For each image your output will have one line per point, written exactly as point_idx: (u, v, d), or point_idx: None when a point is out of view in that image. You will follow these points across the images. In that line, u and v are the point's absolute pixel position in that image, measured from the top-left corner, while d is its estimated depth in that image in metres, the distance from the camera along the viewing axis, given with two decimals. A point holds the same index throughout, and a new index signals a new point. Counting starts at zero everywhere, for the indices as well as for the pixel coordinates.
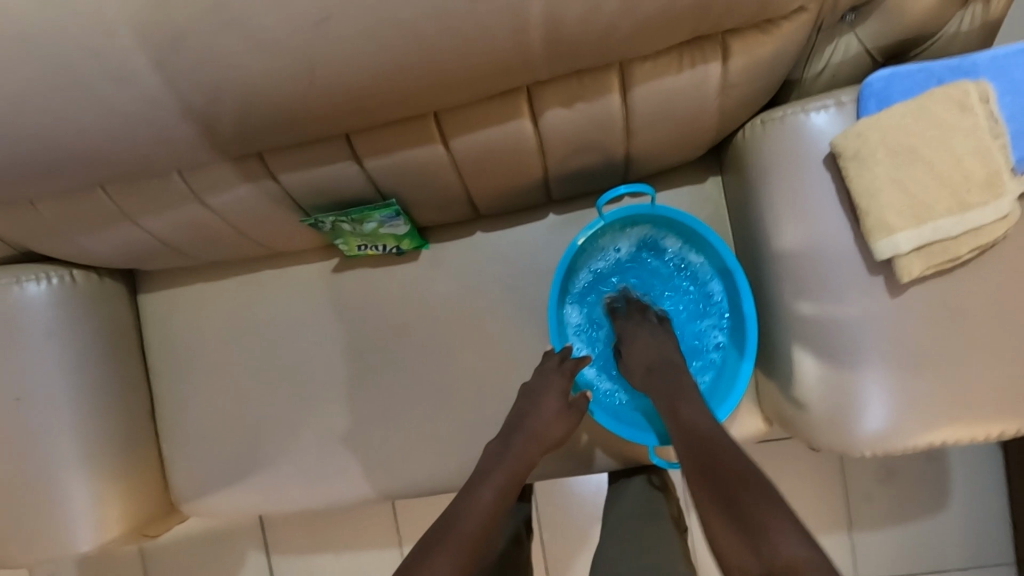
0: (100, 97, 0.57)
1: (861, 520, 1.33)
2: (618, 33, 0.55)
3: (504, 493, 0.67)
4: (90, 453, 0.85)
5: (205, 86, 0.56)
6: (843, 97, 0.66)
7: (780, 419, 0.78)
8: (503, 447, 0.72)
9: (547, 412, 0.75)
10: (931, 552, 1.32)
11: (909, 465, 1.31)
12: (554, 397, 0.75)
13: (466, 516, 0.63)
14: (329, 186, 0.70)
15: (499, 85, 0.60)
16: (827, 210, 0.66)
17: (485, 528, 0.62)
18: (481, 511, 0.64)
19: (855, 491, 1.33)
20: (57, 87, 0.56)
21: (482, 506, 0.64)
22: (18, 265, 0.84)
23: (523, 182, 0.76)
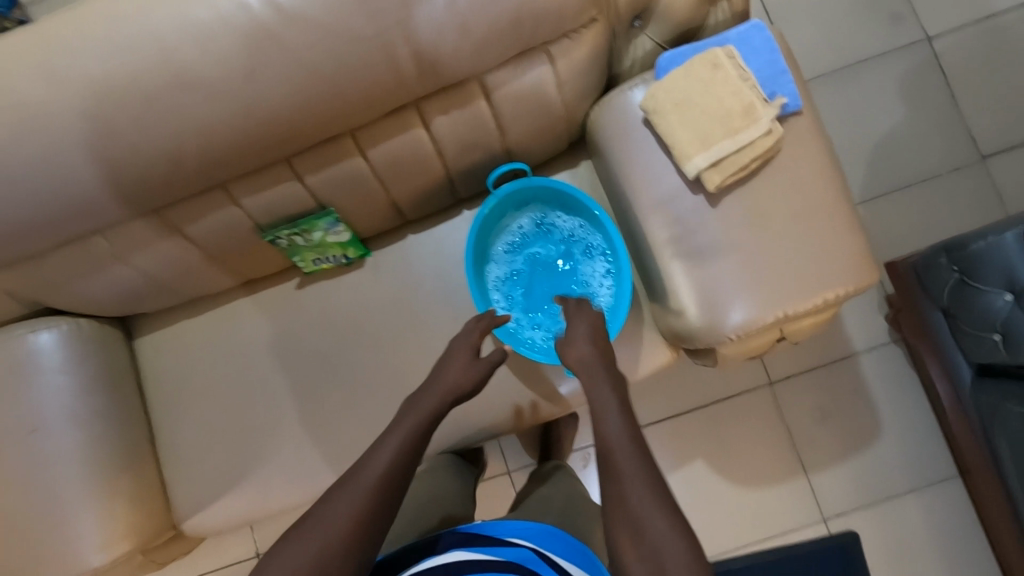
0: (94, 153, 0.77)
1: (812, 462, 1.44)
2: (466, 51, 0.78)
3: (407, 443, 0.80)
4: (100, 473, 0.98)
5: (178, 131, 0.77)
6: (647, 78, 0.91)
7: (673, 336, 0.96)
8: (413, 403, 0.84)
9: (456, 367, 0.86)
10: (880, 479, 1.43)
11: (841, 403, 1.45)
12: (460, 354, 0.87)
13: (366, 469, 0.77)
14: (278, 205, 0.91)
15: (393, 103, 0.83)
16: (654, 157, 0.89)
17: (385, 479, 0.76)
18: (383, 465, 0.77)
19: (800, 435, 1.46)
20: (61, 148, 0.76)
21: (384, 459, 0.78)
22: (31, 321, 1.01)
23: (434, 184, 0.97)
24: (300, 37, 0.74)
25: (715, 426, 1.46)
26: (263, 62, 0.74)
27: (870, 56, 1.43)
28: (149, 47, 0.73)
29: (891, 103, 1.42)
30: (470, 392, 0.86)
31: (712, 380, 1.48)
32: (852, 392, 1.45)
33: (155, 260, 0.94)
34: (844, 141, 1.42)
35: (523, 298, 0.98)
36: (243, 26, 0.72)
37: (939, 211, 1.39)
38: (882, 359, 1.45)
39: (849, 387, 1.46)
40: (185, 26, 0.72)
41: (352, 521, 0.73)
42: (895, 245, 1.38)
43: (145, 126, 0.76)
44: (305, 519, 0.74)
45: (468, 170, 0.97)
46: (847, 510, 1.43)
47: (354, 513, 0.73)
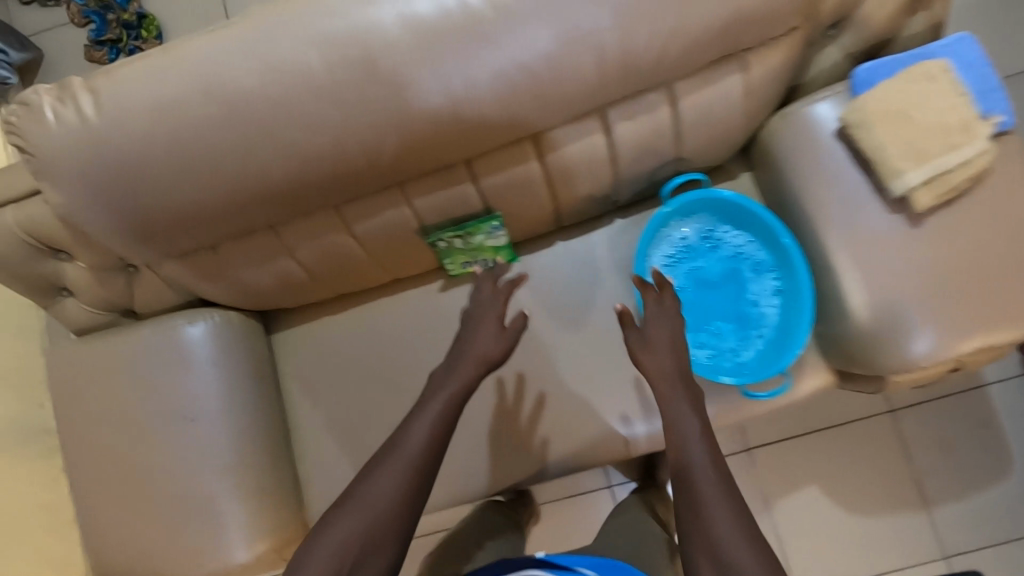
0: (289, 148, 0.76)
1: (933, 495, 1.38)
2: (670, 54, 0.76)
3: (443, 415, 0.80)
4: (245, 469, 0.97)
5: (376, 126, 0.76)
6: (840, 88, 0.86)
7: (845, 358, 0.91)
8: (448, 370, 0.84)
9: (487, 336, 0.86)
10: (1007, 518, 1.36)
11: (966, 435, 1.38)
12: (488, 323, 0.88)
13: (405, 444, 0.77)
14: (448, 207, 0.89)
15: (584, 107, 0.81)
16: (846, 172, 0.85)
17: (424, 451, 0.77)
18: (420, 439, 0.78)
19: (920, 466, 1.39)
20: (258, 140, 0.75)
21: (422, 431, 0.79)
22: (180, 312, 1.00)
23: (598, 190, 0.94)
24: (510, 36, 0.72)
25: (830, 454, 1.41)
26: (472, 61, 0.73)
27: None
28: (365, 41, 0.72)
29: None
30: (498, 362, 0.86)
31: (830, 405, 1.43)
32: (980, 427, 1.39)
33: (317, 255, 0.93)
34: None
35: (683, 312, 0.95)
36: (459, 23, 0.72)
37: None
38: (1012, 392, 1.38)
39: (976, 422, 1.39)
40: (403, 20, 0.72)
41: (398, 497, 0.74)
42: None
43: (346, 120, 0.75)
44: (347, 496, 0.74)
45: (633, 179, 0.94)
46: (971, 548, 1.36)
47: (399, 488, 0.74)
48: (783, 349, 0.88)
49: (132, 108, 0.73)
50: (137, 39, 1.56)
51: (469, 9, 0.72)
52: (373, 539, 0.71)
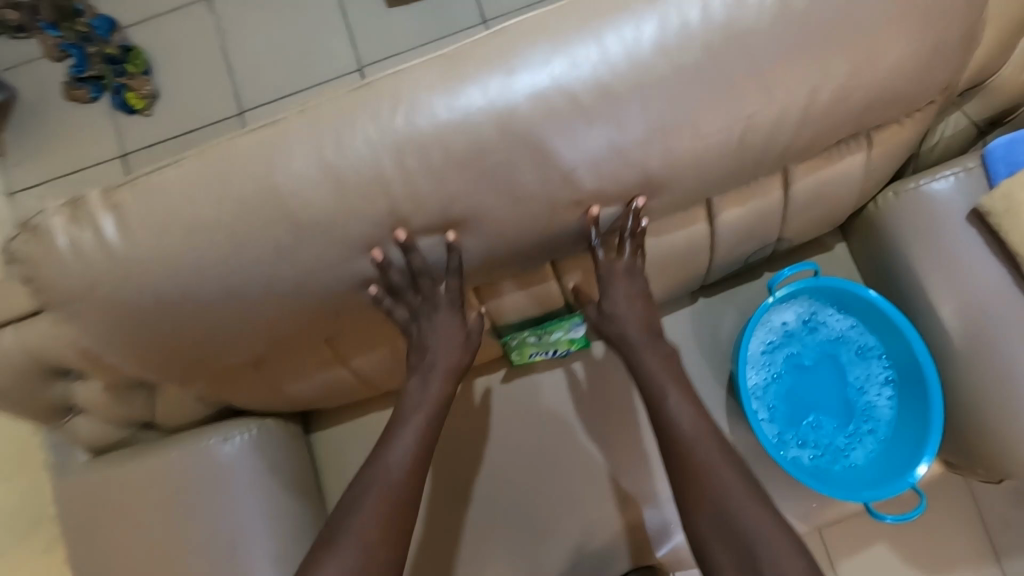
0: (354, 261, 0.64)
1: None
2: (798, 139, 0.66)
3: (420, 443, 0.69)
4: None
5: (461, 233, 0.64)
6: (968, 163, 0.77)
7: (968, 458, 0.83)
8: (423, 387, 0.72)
9: (447, 339, 0.72)
10: None
11: None
12: (445, 327, 0.71)
13: (383, 471, 0.66)
14: (528, 306, 0.78)
15: (693, 198, 0.70)
16: (978, 258, 0.76)
17: (410, 480, 0.66)
18: (400, 466, 0.67)
19: None
20: (319, 255, 0.63)
21: (399, 459, 0.67)
22: (213, 425, 0.87)
23: (691, 276, 0.83)
24: (623, 129, 0.60)
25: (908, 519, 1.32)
26: (579, 158, 0.61)
27: None
28: (453, 142, 0.59)
29: None
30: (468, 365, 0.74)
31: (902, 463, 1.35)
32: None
33: (375, 363, 0.84)
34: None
35: (786, 406, 0.85)
36: (563, 116, 0.59)
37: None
38: None
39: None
40: (498, 116, 0.59)
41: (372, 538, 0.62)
42: None
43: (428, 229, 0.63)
44: (324, 545, 0.63)
45: (729, 263, 0.83)
46: None
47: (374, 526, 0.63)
48: (905, 452, 0.80)
49: (175, 229, 0.61)
50: (123, 75, 1.17)
51: (576, 100, 0.59)
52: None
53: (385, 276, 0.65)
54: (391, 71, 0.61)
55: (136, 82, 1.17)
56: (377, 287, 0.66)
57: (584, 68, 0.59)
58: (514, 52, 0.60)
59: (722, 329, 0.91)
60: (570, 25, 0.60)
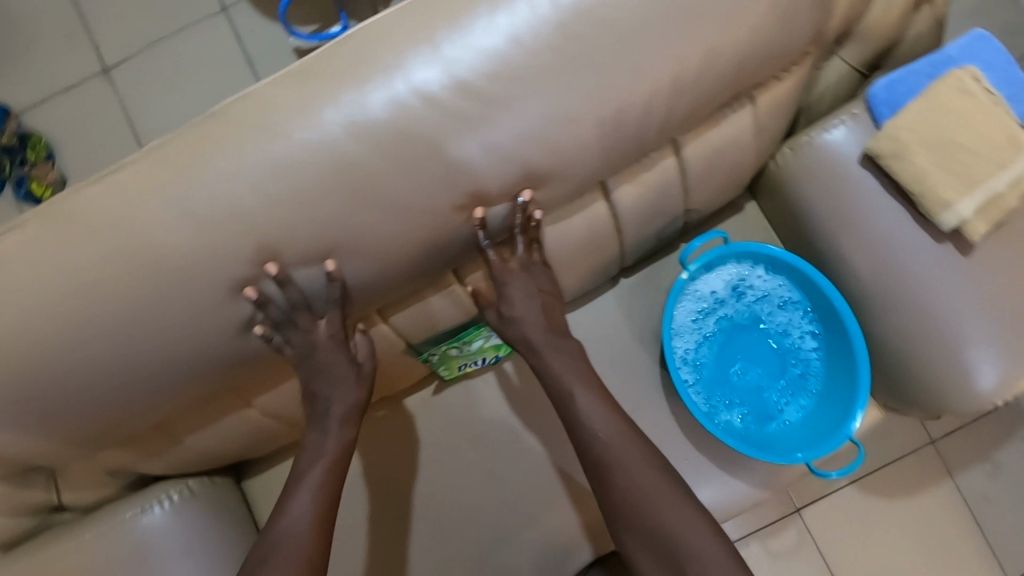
0: (228, 301, 0.59)
1: (988, 521, 1.29)
2: (677, 110, 0.64)
3: (326, 488, 0.68)
4: None
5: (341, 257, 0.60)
6: (854, 110, 0.76)
7: (902, 400, 0.83)
8: (321, 434, 0.71)
9: (339, 377, 0.70)
10: None
11: (1012, 455, 1.31)
12: (336, 365, 0.69)
13: (286, 529, 0.64)
14: (438, 318, 0.74)
15: (583, 185, 0.67)
16: (879, 201, 0.75)
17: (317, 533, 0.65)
18: (303, 517, 0.65)
19: (972, 492, 1.31)
20: (187, 300, 0.58)
21: (300, 511, 0.66)
22: (131, 499, 0.80)
23: (604, 261, 0.81)
24: (489, 124, 0.57)
25: (876, 468, 1.32)
26: (450, 159, 0.58)
27: None
28: (312, 166, 0.55)
29: None
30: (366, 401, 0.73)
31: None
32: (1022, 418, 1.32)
33: (285, 400, 0.75)
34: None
35: (717, 377, 0.85)
36: (424, 119, 0.56)
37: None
38: None
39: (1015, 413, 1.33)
40: (357, 130, 0.55)
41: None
42: None
43: (305, 258, 0.59)
44: None
45: (641, 242, 0.82)
46: None
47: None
48: (836, 406, 0.81)
49: (23, 294, 0.56)
50: (25, 164, 1.19)
51: (437, 103, 0.56)
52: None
53: (266, 314, 0.62)
54: (237, 96, 0.57)
55: (40, 170, 1.19)
56: (262, 326, 0.62)
57: (440, 68, 0.56)
58: (364, 60, 0.56)
59: (649, 309, 0.90)
60: (419, 24, 0.56)
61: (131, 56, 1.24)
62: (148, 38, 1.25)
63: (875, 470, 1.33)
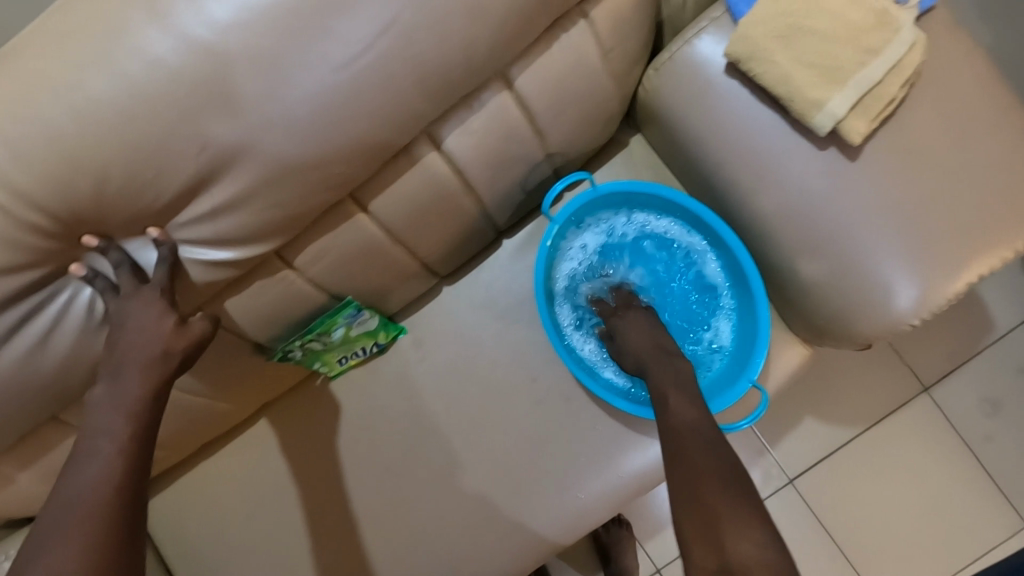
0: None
1: (993, 463, 1.24)
2: (488, 38, 0.55)
3: (125, 451, 0.51)
4: None
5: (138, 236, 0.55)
6: (714, 15, 0.67)
7: (819, 333, 0.75)
8: (114, 388, 0.53)
9: (140, 327, 0.54)
10: None
11: (1015, 395, 1.24)
12: (141, 312, 0.54)
13: (69, 501, 0.48)
14: (277, 309, 0.67)
15: (399, 140, 0.59)
16: (755, 114, 0.66)
17: (109, 494, 0.49)
18: (93, 481, 0.49)
19: (973, 435, 1.25)
20: None
21: (94, 474, 0.49)
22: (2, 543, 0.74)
23: (468, 223, 0.73)
24: (243, 84, 0.49)
25: (865, 419, 1.27)
26: (210, 132, 0.50)
27: None
28: (36, 159, 0.47)
29: None
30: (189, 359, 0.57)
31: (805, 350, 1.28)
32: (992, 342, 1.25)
33: None
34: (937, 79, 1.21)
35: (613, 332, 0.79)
36: (160, 89, 0.48)
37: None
38: None
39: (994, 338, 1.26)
40: (79, 109, 0.47)
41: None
42: None
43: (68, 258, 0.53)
44: None
45: (504, 195, 0.73)
46: None
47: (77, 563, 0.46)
48: (743, 344, 0.73)
49: None
50: None
51: (167, 68, 0.47)
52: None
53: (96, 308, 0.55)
54: None
55: None
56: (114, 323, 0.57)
57: (164, 26, 0.47)
58: (79, 28, 0.47)
59: None
60: None
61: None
62: None
63: (873, 424, 1.27)
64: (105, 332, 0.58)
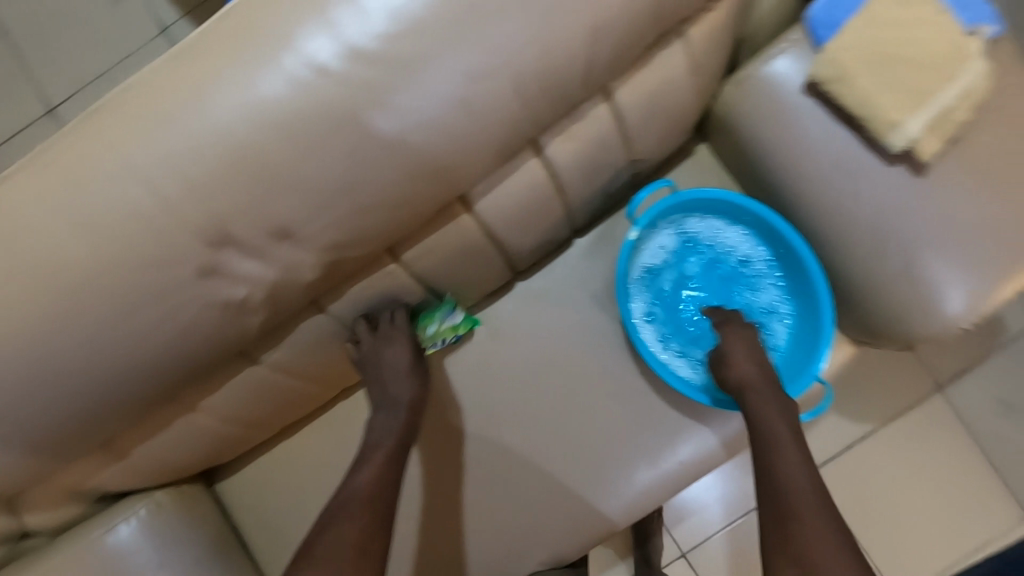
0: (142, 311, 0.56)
1: (1001, 459, 1.33)
2: (603, 54, 0.59)
3: (385, 464, 0.71)
4: None
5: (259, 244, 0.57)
6: (793, 38, 0.72)
7: (872, 334, 0.81)
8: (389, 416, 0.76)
9: (395, 364, 0.77)
10: None
11: None
12: (398, 352, 0.77)
13: (348, 499, 0.66)
14: (380, 301, 0.71)
15: (513, 147, 0.63)
16: (829, 130, 0.72)
17: (374, 493, 0.67)
18: (367, 486, 0.68)
19: (982, 434, 1.33)
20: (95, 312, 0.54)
21: (365, 478, 0.68)
22: (101, 514, 0.78)
23: (552, 223, 0.78)
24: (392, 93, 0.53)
25: (884, 417, 1.34)
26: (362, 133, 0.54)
27: None
28: (205, 154, 0.51)
29: None
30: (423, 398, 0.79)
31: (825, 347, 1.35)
32: (1008, 344, 1.31)
33: (232, 400, 0.73)
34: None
35: (679, 328, 0.84)
36: (319, 94, 0.51)
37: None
38: None
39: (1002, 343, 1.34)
40: (247, 109, 0.51)
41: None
42: None
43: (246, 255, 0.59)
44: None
45: (587, 198, 0.78)
46: None
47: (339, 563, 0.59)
48: (805, 343, 0.79)
49: None
50: None
51: (330, 73, 0.51)
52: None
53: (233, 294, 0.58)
54: (117, 91, 0.53)
55: None
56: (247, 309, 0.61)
57: (329, 33, 0.51)
58: (249, 36, 0.51)
59: (608, 269, 0.87)
60: None
61: (77, 94, 1.18)
62: (90, 74, 1.18)
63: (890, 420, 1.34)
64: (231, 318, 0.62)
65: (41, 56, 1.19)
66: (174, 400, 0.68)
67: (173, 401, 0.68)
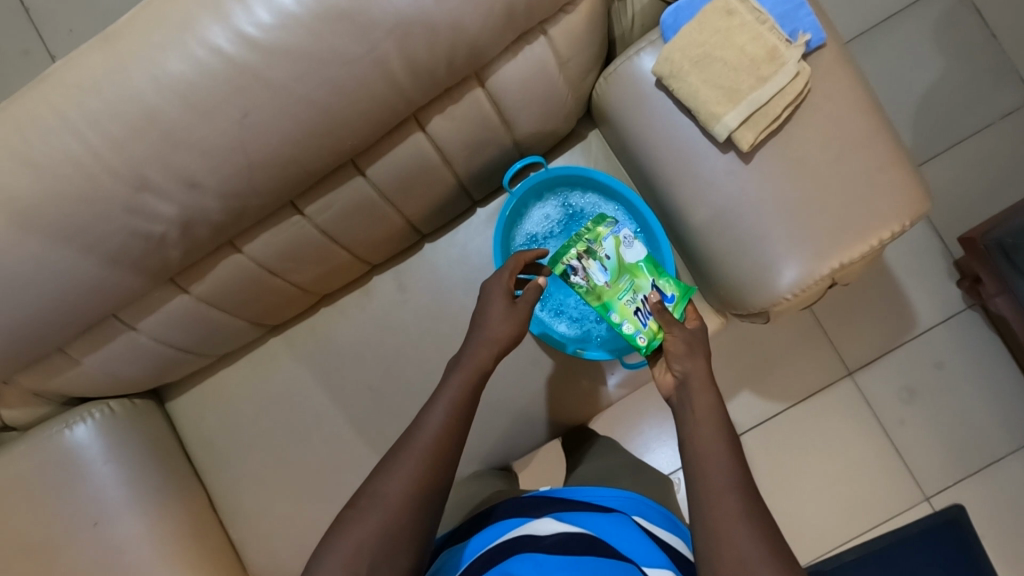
0: (80, 238, 0.71)
1: (905, 445, 1.34)
2: (461, 48, 0.70)
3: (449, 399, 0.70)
4: (157, 551, 0.90)
5: (204, 188, 0.71)
6: (652, 37, 0.83)
7: (723, 304, 0.91)
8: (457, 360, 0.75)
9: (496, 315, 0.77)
10: (976, 445, 1.33)
11: (927, 384, 1.34)
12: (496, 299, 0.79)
13: (423, 429, 0.68)
14: (289, 248, 0.86)
15: (391, 123, 0.76)
16: (675, 119, 0.83)
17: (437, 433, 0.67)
18: (442, 423, 0.68)
19: (888, 417, 1.35)
20: (43, 235, 0.70)
21: (444, 415, 0.69)
22: (64, 413, 0.94)
23: (444, 190, 0.91)
24: (275, 73, 0.66)
25: (799, 393, 1.37)
26: (250, 103, 0.67)
27: (892, 13, 1.34)
28: (127, 116, 0.66)
29: (926, 60, 1.34)
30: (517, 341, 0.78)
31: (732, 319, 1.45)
32: (916, 335, 1.35)
33: (166, 322, 0.88)
34: (882, 89, 1.34)
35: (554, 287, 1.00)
36: (215, 72, 0.66)
37: (990, 163, 1.32)
38: (957, 330, 1.35)
39: (912, 333, 1.36)
40: (158, 79, 0.65)
41: (408, 493, 0.63)
42: (942, 201, 1.33)
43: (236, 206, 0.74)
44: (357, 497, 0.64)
45: (475, 169, 0.91)
46: (949, 485, 1.32)
47: (410, 483, 0.64)
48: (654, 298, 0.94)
49: None
50: None
51: (224, 54, 0.65)
52: (385, 549, 0.61)
53: (151, 229, 0.73)
54: (62, 60, 0.67)
55: None
56: (167, 243, 0.75)
57: (225, 23, 0.65)
58: (162, 23, 0.66)
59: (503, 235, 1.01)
60: None
61: None
62: None
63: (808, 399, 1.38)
64: (154, 254, 0.76)
65: (56, 29, 1.35)
66: (118, 316, 0.84)
67: (119, 318, 0.84)
